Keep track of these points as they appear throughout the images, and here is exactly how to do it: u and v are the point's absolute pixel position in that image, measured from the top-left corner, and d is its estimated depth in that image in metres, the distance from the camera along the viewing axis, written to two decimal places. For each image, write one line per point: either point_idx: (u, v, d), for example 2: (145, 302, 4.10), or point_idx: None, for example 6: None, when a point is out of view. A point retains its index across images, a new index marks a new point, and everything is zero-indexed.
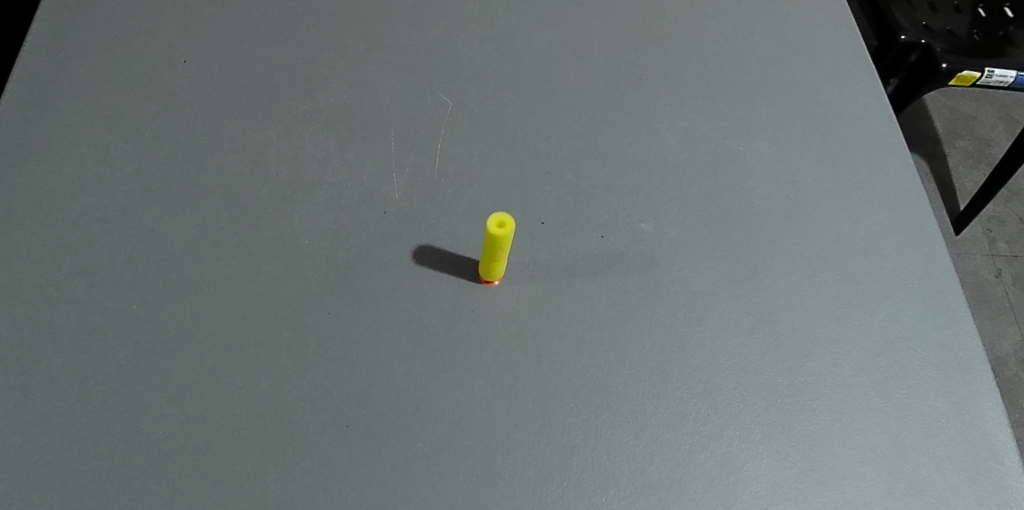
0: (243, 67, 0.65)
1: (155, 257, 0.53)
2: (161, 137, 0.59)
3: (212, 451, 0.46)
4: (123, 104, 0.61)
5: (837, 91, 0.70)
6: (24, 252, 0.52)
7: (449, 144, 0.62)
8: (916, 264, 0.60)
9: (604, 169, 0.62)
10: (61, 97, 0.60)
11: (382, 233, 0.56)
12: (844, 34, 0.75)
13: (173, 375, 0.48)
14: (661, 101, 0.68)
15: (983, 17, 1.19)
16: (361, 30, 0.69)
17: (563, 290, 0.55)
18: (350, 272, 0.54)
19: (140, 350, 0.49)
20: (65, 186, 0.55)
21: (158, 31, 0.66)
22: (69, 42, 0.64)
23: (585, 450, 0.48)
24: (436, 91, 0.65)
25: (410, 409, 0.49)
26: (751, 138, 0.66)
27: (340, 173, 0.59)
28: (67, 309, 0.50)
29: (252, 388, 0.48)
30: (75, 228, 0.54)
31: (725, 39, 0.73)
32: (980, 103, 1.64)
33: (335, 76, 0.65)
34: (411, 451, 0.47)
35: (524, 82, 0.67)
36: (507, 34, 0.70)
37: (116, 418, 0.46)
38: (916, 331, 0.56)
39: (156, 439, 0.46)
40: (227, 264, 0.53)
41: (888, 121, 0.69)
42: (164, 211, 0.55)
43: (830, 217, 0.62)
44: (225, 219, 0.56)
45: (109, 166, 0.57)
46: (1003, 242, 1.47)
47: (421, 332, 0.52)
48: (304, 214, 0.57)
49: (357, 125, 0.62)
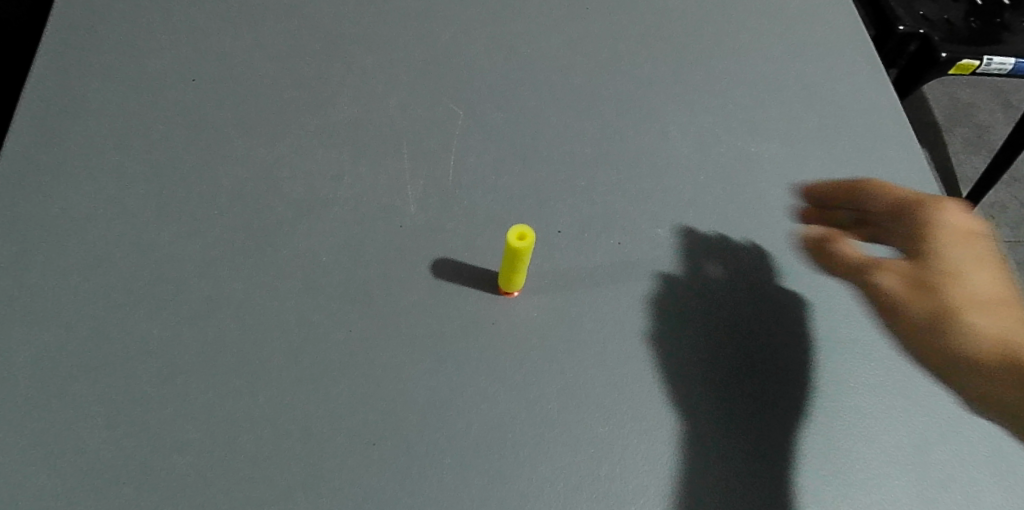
0: (252, 84, 0.64)
1: (172, 280, 0.53)
2: (175, 158, 0.59)
3: (239, 470, 0.46)
4: (133, 123, 0.61)
5: (844, 89, 0.70)
6: (40, 280, 0.52)
7: (461, 152, 0.62)
8: None
9: (616, 175, 0.62)
10: (72, 119, 0.60)
11: (398, 248, 0.56)
12: (848, 29, 0.76)
13: (197, 400, 0.48)
14: (670, 104, 0.68)
15: (980, 4, 1.19)
16: (366, 43, 0.69)
17: (583, 297, 0.55)
18: (368, 287, 0.54)
19: (163, 374, 0.49)
20: (78, 208, 0.55)
21: (165, 51, 0.66)
22: (76, 66, 0.63)
23: (610, 459, 0.48)
24: (445, 104, 0.65)
25: (436, 424, 0.49)
26: (761, 139, 0.66)
27: (352, 190, 0.59)
28: (85, 333, 0.50)
29: (275, 407, 0.48)
30: (94, 253, 0.53)
31: (731, 40, 0.73)
32: (978, 89, 1.65)
33: (344, 88, 0.65)
34: (438, 468, 0.47)
35: (534, 90, 0.67)
36: (513, 43, 0.70)
37: (143, 444, 0.46)
38: None
39: (183, 461, 0.46)
40: (245, 283, 0.53)
41: (897, 117, 0.69)
42: (178, 231, 0.55)
43: None
44: (240, 237, 0.55)
45: (122, 187, 0.57)
46: (1007, 227, 1.47)
47: (443, 347, 0.52)
48: (320, 231, 0.56)
49: (367, 139, 0.62)
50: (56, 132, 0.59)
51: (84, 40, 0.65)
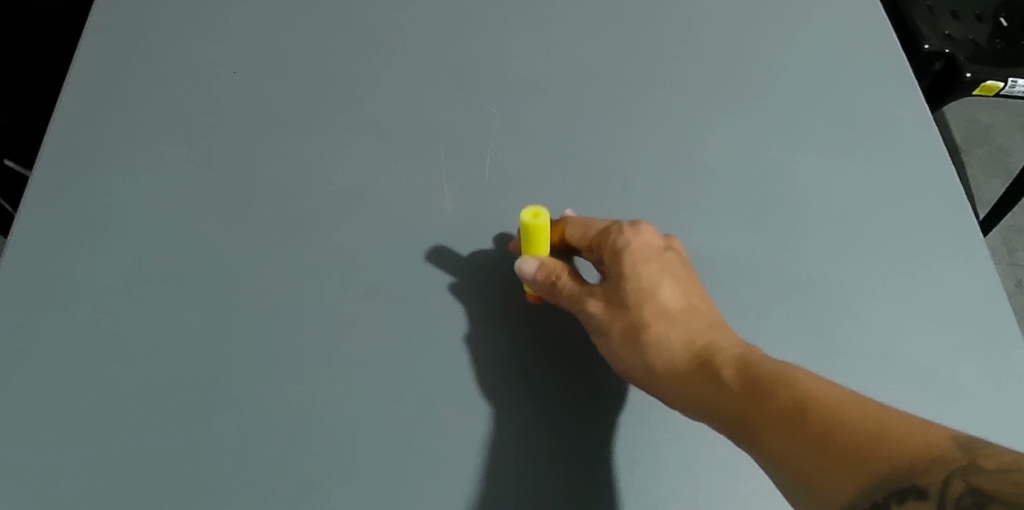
0: (290, 80, 0.65)
1: (214, 274, 0.55)
2: (217, 154, 0.61)
3: (275, 460, 0.48)
4: (176, 119, 0.62)
5: (875, 105, 0.71)
6: (90, 273, 0.54)
7: (499, 154, 0.62)
8: (966, 280, 0.62)
9: (651, 186, 0.63)
10: (119, 117, 0.62)
11: (432, 248, 0.57)
12: (882, 42, 0.75)
13: (238, 392, 0.50)
14: (702, 114, 0.68)
15: (1005, 26, 1.19)
16: (403, 41, 0.69)
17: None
18: (402, 286, 0.55)
19: (206, 365, 0.51)
20: (130, 204, 0.58)
21: (208, 48, 0.67)
22: (125, 65, 0.66)
23: (650, 465, 0.50)
24: (479, 102, 0.65)
25: (474, 421, 0.51)
26: (789, 154, 0.67)
27: (388, 188, 0.60)
28: (133, 324, 0.52)
29: (318, 404, 0.50)
30: (140, 247, 0.56)
31: (765, 50, 0.74)
32: (999, 111, 1.64)
33: (380, 86, 0.66)
34: (481, 469, 0.49)
35: (572, 94, 0.67)
36: (547, 45, 0.70)
37: (187, 431, 0.49)
38: (973, 350, 0.58)
39: (223, 451, 0.48)
40: (289, 280, 0.55)
41: (926, 135, 0.69)
42: (219, 227, 0.57)
43: (873, 232, 0.63)
44: (278, 233, 0.57)
45: (167, 183, 0.59)
46: (1023, 251, 1.47)
47: (477, 346, 0.54)
48: (361, 230, 0.58)
49: (403, 136, 0.63)
50: (108, 128, 0.61)
51: (131, 39, 0.67)
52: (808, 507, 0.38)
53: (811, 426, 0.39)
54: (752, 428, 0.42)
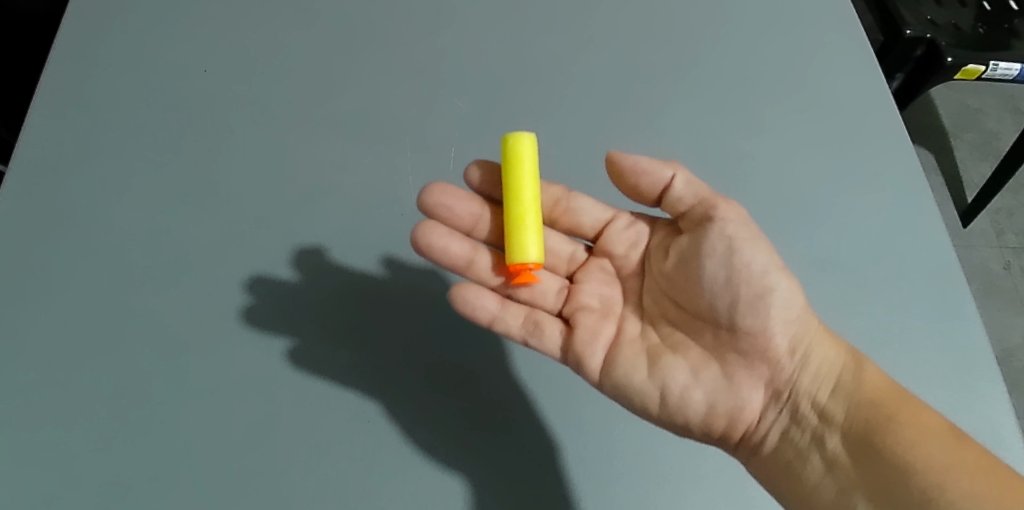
0: (264, 115, 0.72)
1: (200, 292, 0.61)
2: (200, 185, 0.67)
3: (259, 453, 0.55)
4: (161, 153, 0.69)
5: (808, 117, 0.75)
6: (88, 294, 0.61)
7: (457, 168, 0.69)
8: (907, 268, 0.66)
9: (603, 184, 0.68)
10: (109, 152, 0.69)
11: (394, 264, 0.64)
12: (814, 57, 0.80)
13: (224, 395, 0.57)
14: (644, 128, 0.73)
15: (988, 10, 1.20)
16: (368, 73, 0.75)
17: (580, 308, 0.58)
18: (369, 299, 0.62)
19: (194, 375, 0.58)
20: (122, 225, 0.64)
21: (188, 86, 0.74)
22: (114, 104, 0.72)
23: (616, 436, 0.57)
24: (436, 128, 0.71)
25: (438, 416, 0.57)
26: (730, 165, 0.71)
27: (356, 212, 0.67)
28: (128, 340, 0.59)
29: (299, 392, 0.57)
30: (132, 270, 0.62)
31: (707, 67, 0.78)
32: (987, 95, 1.65)
33: (346, 118, 0.72)
34: (454, 452, 0.56)
35: (526, 108, 0.73)
36: (501, 69, 0.76)
37: (178, 433, 0.55)
38: (916, 332, 0.63)
39: (213, 447, 0.55)
40: (270, 283, 0.62)
41: (854, 142, 0.74)
42: (204, 249, 0.63)
43: (810, 233, 0.68)
44: (257, 254, 0.64)
45: (155, 211, 0.65)
46: (1012, 233, 1.47)
47: (443, 349, 0.60)
48: (334, 236, 0.65)
49: (368, 164, 0.69)
50: (100, 163, 0.68)
51: (118, 79, 0.74)
52: (908, 476, 0.48)
53: (938, 432, 0.49)
54: (878, 413, 0.51)
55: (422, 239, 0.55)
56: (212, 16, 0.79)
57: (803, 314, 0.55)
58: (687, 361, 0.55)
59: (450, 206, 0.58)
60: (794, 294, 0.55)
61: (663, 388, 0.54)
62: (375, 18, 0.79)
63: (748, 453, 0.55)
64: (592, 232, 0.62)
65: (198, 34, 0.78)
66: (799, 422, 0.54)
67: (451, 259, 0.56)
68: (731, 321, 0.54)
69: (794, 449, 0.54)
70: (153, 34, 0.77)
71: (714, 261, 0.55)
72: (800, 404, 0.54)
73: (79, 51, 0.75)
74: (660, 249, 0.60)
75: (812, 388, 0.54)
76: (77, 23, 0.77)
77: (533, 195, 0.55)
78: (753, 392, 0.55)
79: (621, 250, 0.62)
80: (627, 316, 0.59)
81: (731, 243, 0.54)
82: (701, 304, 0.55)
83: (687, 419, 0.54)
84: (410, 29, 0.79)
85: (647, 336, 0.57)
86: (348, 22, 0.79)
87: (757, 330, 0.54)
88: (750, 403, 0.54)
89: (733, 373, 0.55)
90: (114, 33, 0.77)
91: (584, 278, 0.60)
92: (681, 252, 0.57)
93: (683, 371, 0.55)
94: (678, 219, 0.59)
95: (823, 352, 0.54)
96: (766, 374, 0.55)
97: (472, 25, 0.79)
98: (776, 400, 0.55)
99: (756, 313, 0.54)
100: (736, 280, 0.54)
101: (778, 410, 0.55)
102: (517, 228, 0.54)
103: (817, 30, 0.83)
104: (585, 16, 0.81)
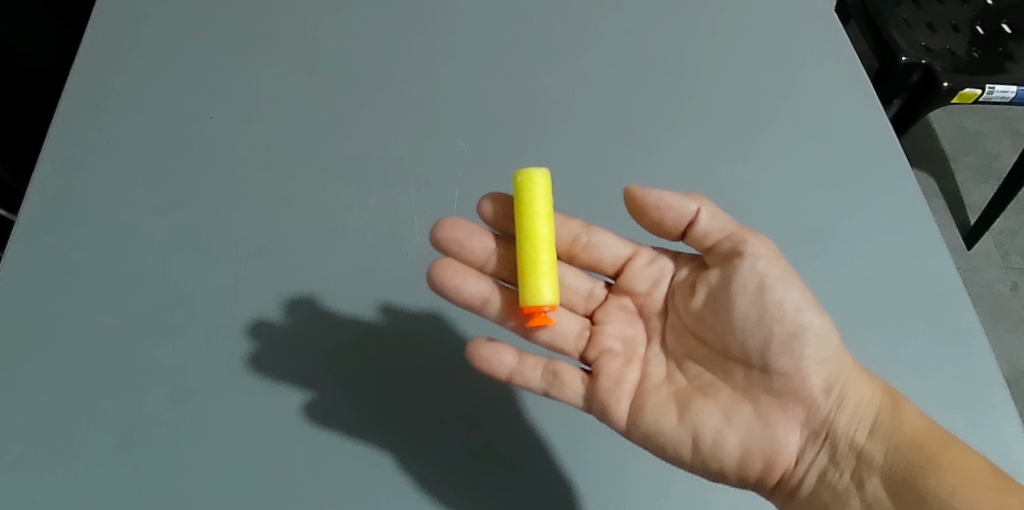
0: (271, 157, 0.73)
1: (207, 334, 0.61)
2: (207, 227, 0.68)
3: (266, 496, 0.54)
4: (168, 197, 0.69)
5: (810, 145, 0.76)
6: (95, 341, 0.61)
7: (461, 207, 0.69)
8: (916, 292, 0.66)
9: (608, 221, 0.69)
10: (116, 197, 0.69)
11: (402, 301, 0.64)
12: (812, 87, 0.81)
13: (232, 438, 0.56)
14: (647, 162, 0.73)
15: (982, 34, 1.21)
16: (373, 113, 0.76)
17: (604, 352, 0.58)
18: (377, 338, 0.62)
19: (202, 417, 0.57)
20: (130, 269, 0.65)
21: (195, 130, 0.74)
22: (121, 150, 0.73)
23: (627, 469, 0.56)
24: (442, 166, 0.72)
25: (447, 454, 0.57)
26: (734, 196, 0.72)
27: (363, 249, 0.67)
28: (134, 388, 0.58)
29: (306, 435, 0.57)
30: (140, 314, 0.62)
31: (707, 100, 0.79)
32: (985, 117, 1.66)
33: (351, 157, 0.73)
34: (466, 491, 0.56)
35: (529, 146, 0.74)
36: (504, 107, 0.77)
37: (185, 478, 0.55)
38: (927, 358, 0.62)
39: (220, 491, 0.54)
40: (274, 324, 0.62)
41: (857, 170, 0.75)
42: (210, 291, 0.63)
43: (816, 260, 0.68)
44: (264, 295, 0.64)
45: (163, 255, 0.66)
46: (1017, 254, 1.47)
47: (453, 385, 0.60)
48: (339, 279, 0.65)
49: (374, 203, 0.70)
50: (109, 209, 0.68)
51: (126, 125, 0.75)
52: None
53: (978, 476, 0.49)
54: (919, 455, 0.51)
55: (436, 276, 0.56)
56: (217, 65, 0.80)
57: (837, 353, 0.54)
58: (719, 405, 0.55)
59: (461, 241, 0.58)
60: (827, 331, 0.54)
61: (695, 434, 0.54)
62: (379, 60, 0.81)
63: (786, 496, 0.54)
64: (613, 269, 0.62)
65: (205, 79, 0.79)
66: (838, 463, 0.53)
67: (465, 298, 0.56)
68: (764, 361, 0.54)
69: (832, 492, 0.53)
70: (160, 82, 0.78)
71: (744, 299, 0.55)
72: (838, 445, 0.54)
73: (88, 100, 0.76)
74: (686, 286, 0.60)
75: (850, 428, 0.53)
76: (85, 73, 0.78)
77: (546, 233, 0.56)
78: (790, 434, 0.54)
79: (643, 287, 0.62)
80: (651, 359, 0.59)
81: (762, 280, 0.54)
82: (731, 344, 0.55)
83: (721, 465, 0.53)
84: (413, 69, 0.80)
85: (675, 379, 0.57)
86: (353, 63, 0.80)
87: (790, 370, 0.54)
88: (787, 445, 0.54)
89: (767, 416, 0.54)
90: (122, 82, 0.78)
91: (606, 319, 0.60)
92: (710, 289, 0.57)
93: (715, 416, 0.54)
94: (705, 255, 0.59)
95: (860, 392, 0.53)
96: (801, 415, 0.55)
97: (475, 64, 0.80)
98: (814, 440, 0.54)
99: (790, 353, 0.54)
100: (768, 319, 0.54)
101: (815, 451, 0.54)
102: (530, 268, 0.54)
103: (816, 61, 0.84)
104: (586, 56, 0.82)
